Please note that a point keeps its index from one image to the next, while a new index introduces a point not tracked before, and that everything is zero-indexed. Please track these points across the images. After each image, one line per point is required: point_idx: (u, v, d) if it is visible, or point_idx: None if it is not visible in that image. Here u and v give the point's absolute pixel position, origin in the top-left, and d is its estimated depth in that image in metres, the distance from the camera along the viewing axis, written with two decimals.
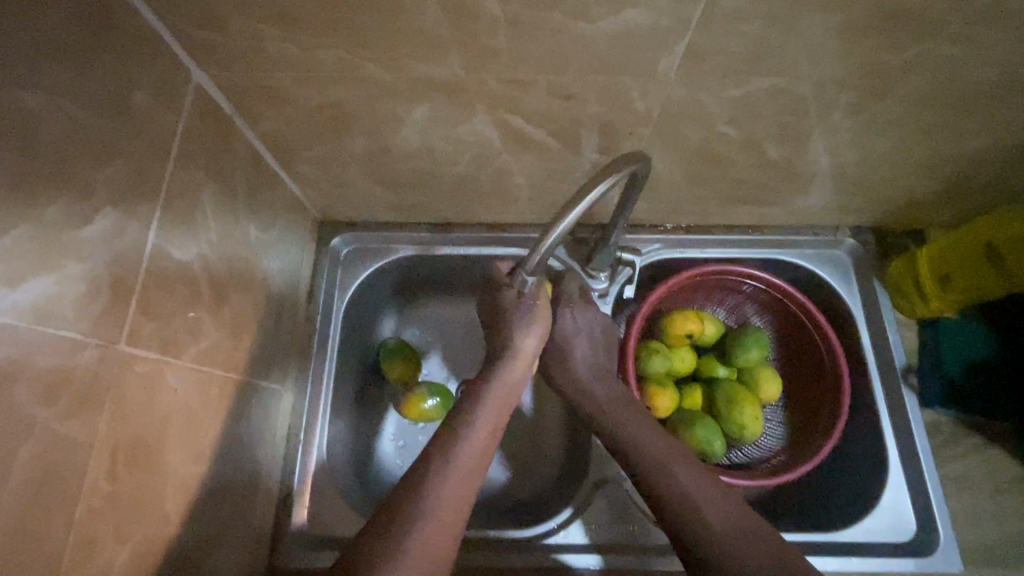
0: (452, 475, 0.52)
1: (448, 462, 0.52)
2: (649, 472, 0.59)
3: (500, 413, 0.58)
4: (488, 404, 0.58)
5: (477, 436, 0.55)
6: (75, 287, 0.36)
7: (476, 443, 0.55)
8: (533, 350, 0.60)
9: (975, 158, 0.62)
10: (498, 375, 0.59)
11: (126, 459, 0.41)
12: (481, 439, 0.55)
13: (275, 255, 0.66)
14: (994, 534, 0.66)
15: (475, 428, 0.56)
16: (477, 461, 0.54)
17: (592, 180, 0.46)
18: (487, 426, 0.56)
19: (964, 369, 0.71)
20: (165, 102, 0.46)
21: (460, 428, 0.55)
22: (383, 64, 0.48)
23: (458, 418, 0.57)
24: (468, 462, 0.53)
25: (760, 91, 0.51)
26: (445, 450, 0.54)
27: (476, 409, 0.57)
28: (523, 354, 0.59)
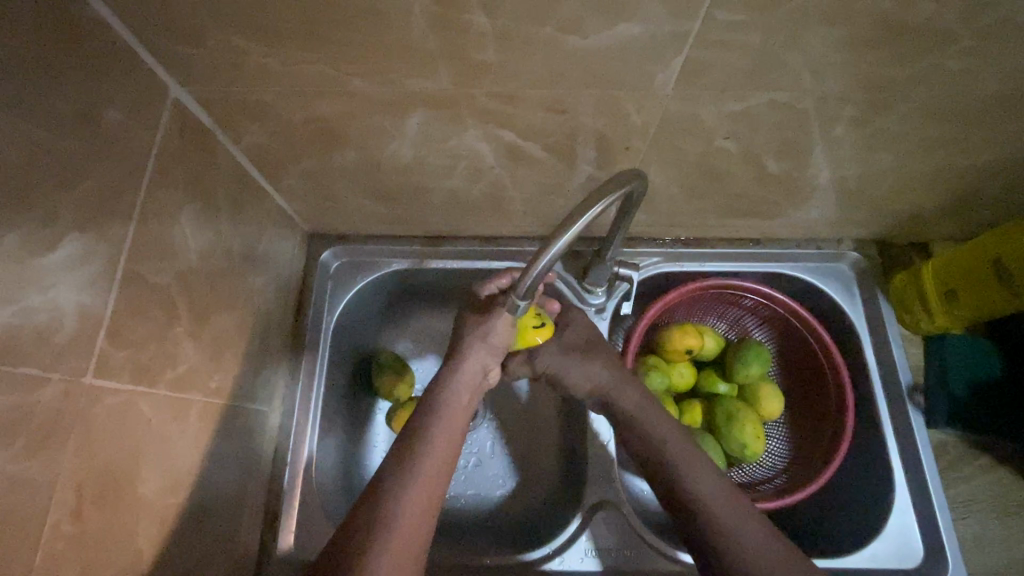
0: (419, 484, 0.50)
1: (419, 472, 0.51)
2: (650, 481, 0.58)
3: (458, 422, 0.56)
4: (442, 414, 0.56)
5: (439, 447, 0.54)
6: (36, 318, 0.34)
7: (437, 456, 0.53)
8: (485, 353, 0.58)
9: (984, 171, 0.60)
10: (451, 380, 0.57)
11: (95, 493, 0.38)
12: (442, 451, 0.54)
13: (262, 271, 0.64)
14: (1005, 559, 0.64)
15: (437, 440, 0.54)
16: (441, 471, 0.53)
17: (586, 199, 0.44)
18: (446, 437, 0.55)
19: (970, 390, 0.69)
20: (140, 119, 0.44)
21: (427, 439, 0.54)
22: (368, 79, 0.47)
23: (425, 428, 0.55)
24: (435, 473, 0.52)
25: (760, 105, 0.49)
26: (413, 460, 0.52)
27: (439, 421, 0.56)
28: (472, 358, 0.57)
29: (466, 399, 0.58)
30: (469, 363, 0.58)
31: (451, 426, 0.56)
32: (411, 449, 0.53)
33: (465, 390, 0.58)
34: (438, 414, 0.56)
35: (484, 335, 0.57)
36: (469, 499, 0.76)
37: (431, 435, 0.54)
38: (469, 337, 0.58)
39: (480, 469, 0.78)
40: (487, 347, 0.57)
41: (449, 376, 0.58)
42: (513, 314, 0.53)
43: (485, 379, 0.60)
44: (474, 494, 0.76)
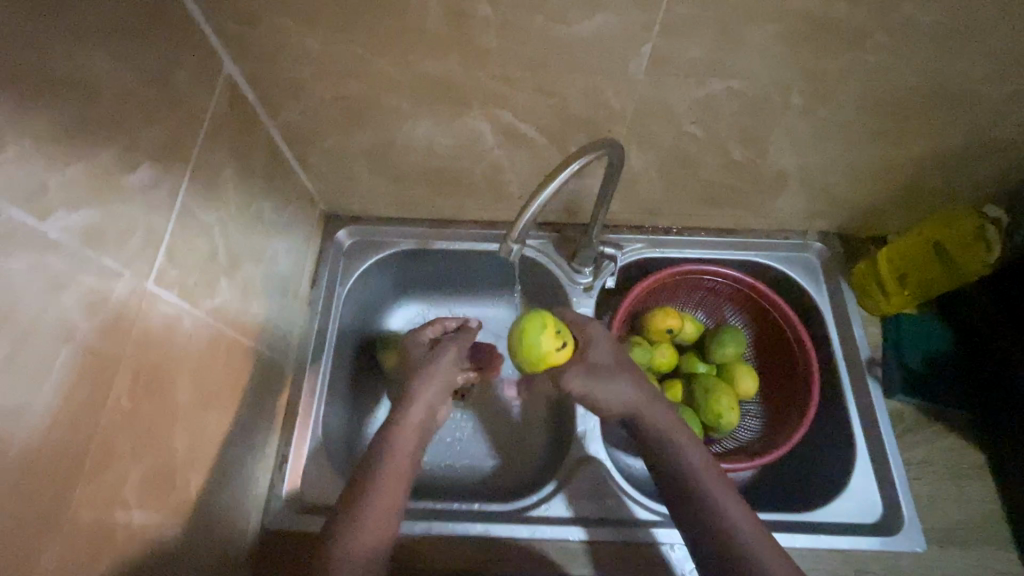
0: (385, 485, 0.56)
1: (383, 476, 0.57)
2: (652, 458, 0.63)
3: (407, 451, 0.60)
4: (395, 449, 0.59)
5: (392, 478, 0.57)
6: (120, 222, 0.41)
7: (387, 492, 0.56)
8: (433, 395, 0.65)
9: (926, 164, 0.68)
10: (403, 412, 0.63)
11: (146, 383, 0.45)
12: (392, 487, 0.57)
13: (285, 238, 0.71)
14: (958, 517, 0.68)
15: (387, 471, 0.58)
16: (401, 481, 0.58)
17: (566, 159, 0.53)
18: (395, 471, 0.58)
19: (924, 362, 0.75)
20: (202, 84, 0.52)
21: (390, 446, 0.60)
22: (391, 60, 0.56)
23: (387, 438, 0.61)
24: (396, 480, 0.58)
25: (719, 92, 0.58)
26: (366, 489, 0.56)
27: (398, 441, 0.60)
28: (420, 399, 0.64)
29: (414, 442, 0.61)
30: (419, 401, 0.64)
31: (407, 449, 0.60)
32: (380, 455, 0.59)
33: (413, 433, 0.62)
34: (398, 435, 0.61)
35: (432, 375, 0.66)
36: (464, 467, 0.81)
37: (393, 448, 0.60)
38: (416, 380, 0.65)
39: (473, 440, 0.84)
40: (435, 386, 0.65)
41: (400, 419, 0.62)
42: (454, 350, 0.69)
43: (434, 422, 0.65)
44: (468, 462, 0.82)
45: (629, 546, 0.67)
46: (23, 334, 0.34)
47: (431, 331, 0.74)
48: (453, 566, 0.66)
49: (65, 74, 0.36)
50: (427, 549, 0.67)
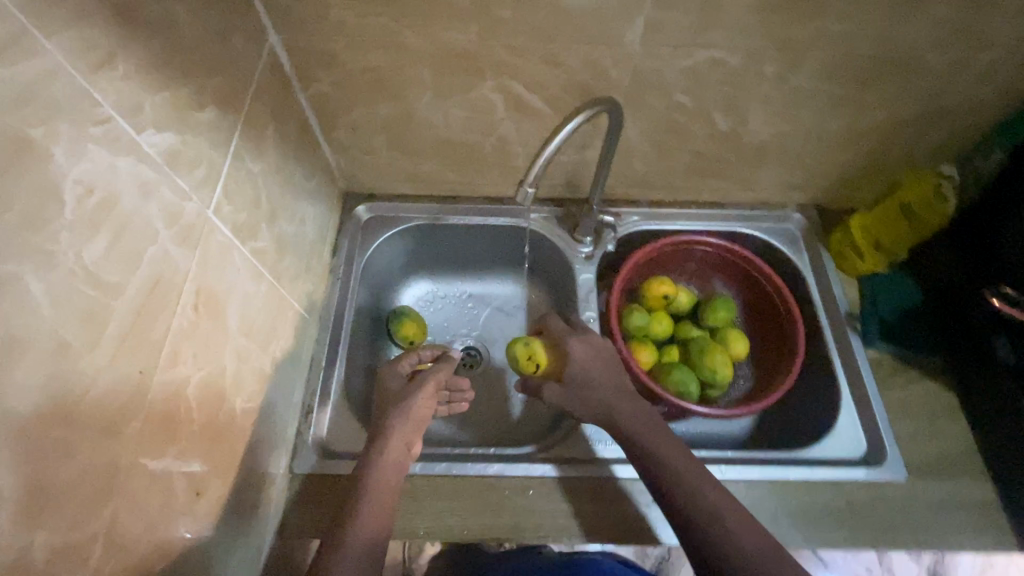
0: (367, 515, 0.59)
1: (365, 507, 0.59)
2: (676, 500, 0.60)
3: (389, 481, 0.62)
4: (377, 482, 0.62)
5: (374, 508, 0.59)
6: (188, 150, 0.47)
7: (372, 519, 0.59)
8: (407, 429, 0.66)
9: (885, 131, 0.77)
10: (381, 446, 0.64)
11: (205, 303, 0.50)
12: (375, 517, 0.59)
13: (311, 204, 0.78)
14: (936, 451, 0.73)
15: (369, 502, 0.60)
16: (383, 511, 0.60)
17: (569, 115, 0.60)
18: (377, 503, 0.60)
19: (898, 315, 0.81)
20: (253, 50, 0.60)
21: (368, 480, 0.62)
22: (417, 32, 0.64)
23: (365, 468, 0.63)
24: (378, 512, 0.59)
25: (703, 62, 0.67)
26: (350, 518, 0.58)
27: (376, 475, 0.62)
28: (395, 435, 0.65)
29: (393, 475, 0.63)
30: (395, 435, 0.66)
31: (387, 482, 0.62)
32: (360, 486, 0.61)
33: (389, 469, 0.63)
34: (376, 467, 0.63)
35: (406, 411, 0.67)
36: (476, 428, 0.86)
37: (373, 481, 0.61)
38: (391, 414, 0.67)
39: (485, 406, 0.89)
40: (410, 420, 0.67)
41: (378, 451, 0.64)
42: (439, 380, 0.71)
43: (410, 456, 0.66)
44: (479, 423, 0.87)
45: (634, 482, 0.71)
46: (123, 225, 0.39)
47: (406, 362, 0.75)
48: (470, 503, 0.70)
49: (158, 16, 0.43)
50: (446, 488, 0.71)
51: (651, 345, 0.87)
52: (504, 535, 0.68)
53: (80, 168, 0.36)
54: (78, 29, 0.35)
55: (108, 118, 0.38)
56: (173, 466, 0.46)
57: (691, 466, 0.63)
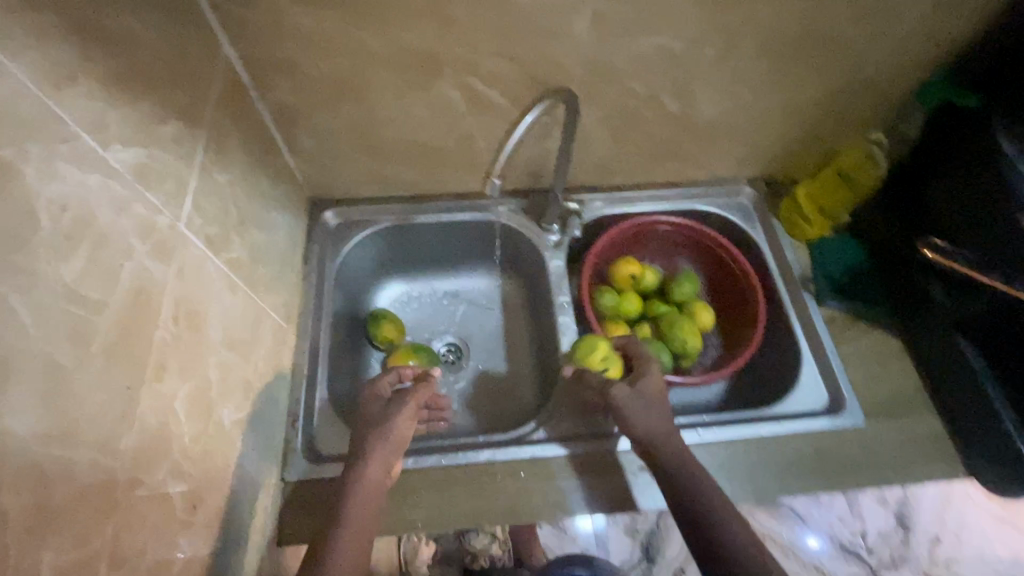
0: (341, 550, 0.58)
1: (339, 541, 0.59)
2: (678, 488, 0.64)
3: (366, 509, 0.62)
4: (352, 511, 0.61)
5: (350, 541, 0.59)
6: (156, 164, 0.48)
7: (347, 552, 0.58)
8: (386, 451, 0.65)
9: (820, 104, 0.82)
10: (358, 472, 0.63)
11: (186, 316, 0.50)
12: (351, 549, 0.59)
13: (278, 212, 0.78)
14: (888, 394, 0.80)
15: (344, 537, 0.59)
16: (360, 541, 0.60)
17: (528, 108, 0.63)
18: (353, 534, 0.60)
19: (846, 274, 0.87)
20: (209, 61, 0.60)
21: (344, 511, 0.61)
22: (373, 34, 0.65)
23: (344, 495, 0.62)
24: (354, 543, 0.59)
25: (649, 48, 0.71)
26: (326, 552, 0.58)
27: (353, 504, 0.61)
28: (374, 459, 0.64)
29: (371, 502, 0.62)
30: (372, 462, 0.64)
31: (363, 511, 0.61)
32: (336, 519, 0.61)
33: (370, 493, 0.62)
34: (354, 496, 0.62)
35: (384, 434, 0.66)
36: (463, 421, 0.88)
37: (348, 513, 0.61)
38: (370, 436, 0.66)
39: (469, 398, 0.91)
40: (387, 445, 0.65)
41: (355, 477, 0.63)
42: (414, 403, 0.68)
43: (389, 480, 0.65)
44: (466, 415, 0.89)
45: (622, 455, 0.75)
46: (100, 241, 0.40)
47: (386, 381, 0.72)
48: (464, 491, 0.72)
49: (116, 32, 0.43)
50: (440, 480, 0.73)
51: (623, 324, 0.90)
52: (500, 518, 0.71)
53: (53, 186, 0.36)
54: (39, 48, 0.36)
55: (75, 136, 0.38)
56: (170, 481, 0.46)
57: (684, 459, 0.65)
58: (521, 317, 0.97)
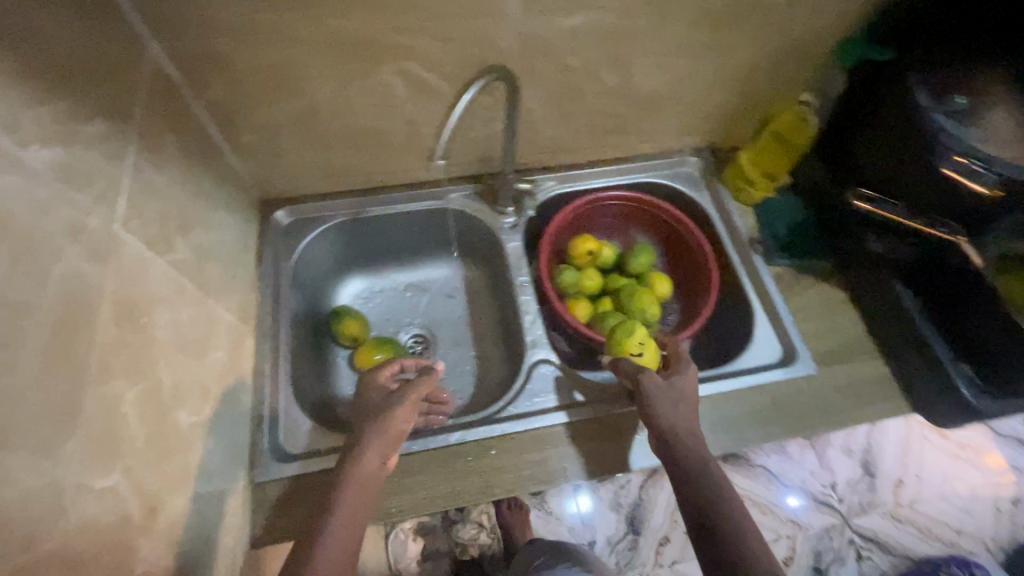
0: (331, 538, 0.58)
1: (329, 529, 0.59)
2: (672, 447, 0.67)
3: (360, 500, 0.62)
4: (345, 500, 0.61)
5: (339, 529, 0.59)
6: (80, 162, 0.46)
7: (338, 539, 0.58)
8: (382, 443, 0.64)
9: (753, 70, 0.86)
10: (353, 464, 0.63)
11: (129, 318, 0.49)
12: (342, 538, 0.59)
13: (225, 213, 0.76)
14: (837, 342, 0.84)
15: (333, 526, 0.59)
16: (350, 529, 0.60)
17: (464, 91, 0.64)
18: (344, 523, 0.60)
19: (791, 232, 0.91)
20: (134, 60, 0.58)
21: (336, 502, 0.61)
22: (305, 23, 0.65)
23: (337, 488, 0.62)
24: (343, 531, 0.59)
25: (582, 23, 0.72)
26: (315, 541, 0.58)
27: (344, 494, 0.62)
28: (369, 451, 0.64)
29: (365, 494, 0.62)
30: (368, 454, 0.63)
31: (355, 502, 0.61)
32: (327, 509, 0.61)
33: (364, 486, 0.62)
34: (346, 487, 0.62)
35: (384, 425, 0.65)
36: None
37: (338, 503, 0.61)
38: (368, 427, 0.65)
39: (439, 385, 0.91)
40: (383, 438, 0.64)
41: (349, 469, 0.63)
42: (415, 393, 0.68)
43: (385, 473, 0.65)
44: None
45: (590, 422, 0.77)
46: (20, 241, 0.38)
47: (386, 373, 0.73)
48: (437, 473, 0.73)
49: (22, 27, 0.42)
50: (413, 465, 0.73)
51: (585, 299, 0.92)
52: (476, 496, 0.71)
53: None
54: None
55: None
56: (124, 485, 0.45)
57: (676, 423, 0.68)
58: (485, 301, 0.98)
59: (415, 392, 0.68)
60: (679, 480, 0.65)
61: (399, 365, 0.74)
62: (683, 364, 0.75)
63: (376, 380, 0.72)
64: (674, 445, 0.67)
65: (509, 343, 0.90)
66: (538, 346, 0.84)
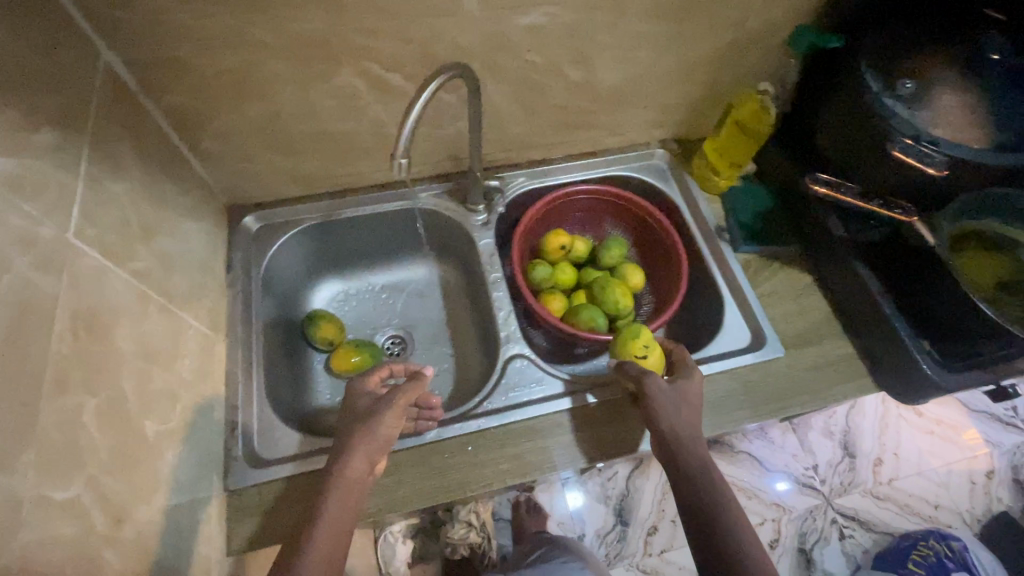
0: (316, 543, 0.57)
1: (315, 535, 0.58)
2: (667, 440, 0.69)
3: (348, 505, 0.61)
4: (331, 506, 0.60)
5: (324, 534, 0.58)
6: (29, 172, 0.46)
7: (323, 546, 0.57)
8: (370, 448, 0.65)
9: (713, 61, 0.87)
10: (337, 469, 0.63)
11: (88, 328, 0.49)
12: (328, 544, 0.58)
13: (190, 220, 0.75)
14: (804, 324, 0.86)
15: (320, 530, 0.58)
16: (337, 533, 0.59)
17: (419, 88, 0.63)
18: (331, 528, 0.59)
19: (756, 219, 0.93)
20: (85, 67, 0.58)
21: (320, 507, 0.60)
22: (261, 26, 0.64)
23: (320, 493, 0.62)
24: (327, 536, 0.58)
25: (541, 19, 0.72)
26: (299, 547, 0.57)
27: (330, 499, 0.61)
28: (356, 457, 0.64)
29: (351, 497, 0.62)
30: (353, 458, 0.63)
31: (342, 506, 0.61)
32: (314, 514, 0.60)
33: (350, 490, 0.62)
34: (333, 491, 0.61)
35: (371, 430, 0.65)
36: None
37: (324, 508, 0.60)
38: (354, 433, 0.65)
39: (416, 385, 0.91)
40: (371, 442, 0.65)
41: (337, 472, 0.62)
42: (405, 398, 0.68)
43: (370, 479, 0.65)
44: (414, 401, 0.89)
45: (565, 414, 0.78)
46: None
47: (375, 379, 0.72)
48: (415, 472, 0.73)
49: None
50: (390, 465, 0.73)
51: (559, 293, 0.93)
52: (454, 492, 0.72)
53: None
54: None
55: None
56: (87, 496, 0.45)
57: (673, 415, 0.70)
58: (461, 299, 0.98)
59: (403, 397, 0.68)
60: (674, 473, 0.67)
61: (383, 371, 0.73)
62: (688, 369, 0.75)
63: (364, 385, 0.71)
64: (668, 435, 0.68)
65: (485, 340, 0.91)
66: (512, 341, 0.85)
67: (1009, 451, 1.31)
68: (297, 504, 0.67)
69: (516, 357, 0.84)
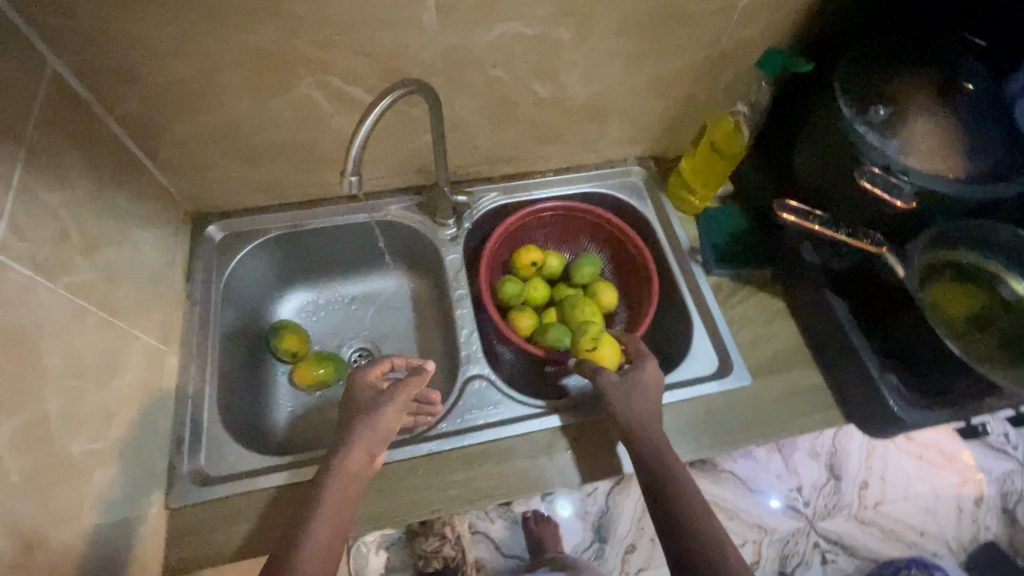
0: (315, 538, 0.57)
1: (312, 529, 0.58)
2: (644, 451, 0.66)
3: (344, 503, 0.60)
4: (327, 501, 0.60)
5: (325, 529, 0.58)
6: None
7: (322, 540, 0.57)
8: (371, 441, 0.64)
9: (687, 80, 0.86)
10: (336, 464, 0.62)
11: (7, 347, 0.47)
12: (327, 538, 0.57)
13: (145, 229, 0.74)
14: (773, 351, 0.84)
15: (320, 525, 0.58)
16: (334, 528, 0.58)
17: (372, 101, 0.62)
18: (330, 522, 0.58)
19: (729, 242, 0.91)
20: (27, 76, 0.57)
21: (318, 504, 0.59)
22: (214, 36, 0.63)
23: (318, 486, 0.61)
24: (326, 532, 0.58)
25: (504, 35, 0.71)
26: (299, 542, 0.56)
27: (327, 493, 0.60)
28: (354, 449, 0.63)
29: (351, 491, 0.61)
30: (353, 452, 0.63)
31: (339, 501, 0.60)
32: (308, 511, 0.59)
33: (350, 482, 0.61)
34: (331, 484, 0.61)
35: (371, 423, 0.64)
36: None
37: (324, 502, 0.59)
38: (354, 425, 0.64)
39: None
40: (372, 435, 0.64)
41: (335, 467, 0.62)
42: (405, 393, 0.67)
43: (370, 472, 0.64)
44: None
45: (521, 438, 0.76)
46: None
47: (377, 370, 0.70)
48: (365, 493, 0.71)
49: None
50: None
51: (530, 310, 0.90)
52: (402, 515, 0.70)
53: None
54: None
55: None
56: None
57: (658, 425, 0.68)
58: (429, 313, 0.97)
59: (405, 391, 0.67)
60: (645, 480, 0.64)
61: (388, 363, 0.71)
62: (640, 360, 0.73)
63: (363, 377, 0.70)
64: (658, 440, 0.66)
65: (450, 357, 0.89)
66: (473, 360, 0.83)
67: (999, 478, 1.26)
68: (239, 524, 0.66)
69: (478, 377, 0.82)
